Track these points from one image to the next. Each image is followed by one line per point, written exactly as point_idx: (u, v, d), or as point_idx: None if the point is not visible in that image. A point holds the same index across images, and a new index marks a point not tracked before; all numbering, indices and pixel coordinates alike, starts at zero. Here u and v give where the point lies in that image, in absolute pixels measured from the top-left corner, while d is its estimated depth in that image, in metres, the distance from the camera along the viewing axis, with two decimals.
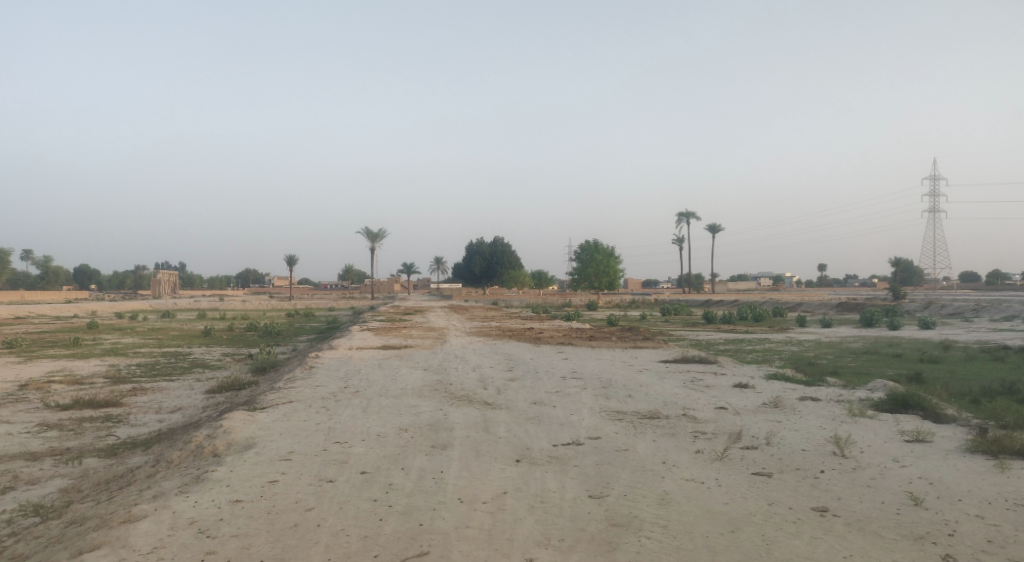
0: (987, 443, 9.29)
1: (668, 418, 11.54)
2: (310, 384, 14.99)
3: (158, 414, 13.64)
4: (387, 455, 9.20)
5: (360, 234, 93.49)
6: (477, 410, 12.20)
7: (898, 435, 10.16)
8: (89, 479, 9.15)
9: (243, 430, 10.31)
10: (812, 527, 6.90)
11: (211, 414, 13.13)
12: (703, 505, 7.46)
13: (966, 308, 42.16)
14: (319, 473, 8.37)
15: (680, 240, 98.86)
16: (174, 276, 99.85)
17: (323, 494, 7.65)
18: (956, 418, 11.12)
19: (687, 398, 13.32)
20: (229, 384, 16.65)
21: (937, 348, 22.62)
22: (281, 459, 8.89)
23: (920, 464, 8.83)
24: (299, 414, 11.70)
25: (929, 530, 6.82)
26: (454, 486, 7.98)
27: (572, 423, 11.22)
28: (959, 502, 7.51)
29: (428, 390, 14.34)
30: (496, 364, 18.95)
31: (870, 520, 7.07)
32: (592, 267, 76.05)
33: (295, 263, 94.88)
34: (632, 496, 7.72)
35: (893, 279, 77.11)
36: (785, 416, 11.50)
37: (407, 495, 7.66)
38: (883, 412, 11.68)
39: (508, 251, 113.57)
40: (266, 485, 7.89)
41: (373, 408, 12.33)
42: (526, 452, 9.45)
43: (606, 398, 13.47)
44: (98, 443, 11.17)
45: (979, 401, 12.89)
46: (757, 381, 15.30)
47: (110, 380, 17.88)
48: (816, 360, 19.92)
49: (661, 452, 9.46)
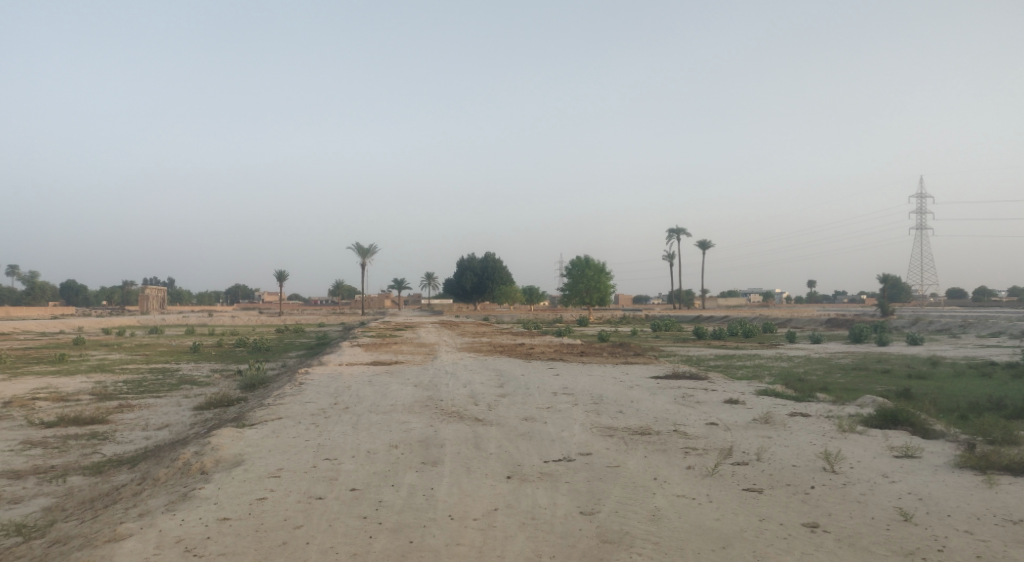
0: (975, 459, 9.34)
1: (659, 434, 11.53)
2: (300, 400, 14.88)
3: (145, 431, 13.53)
4: (378, 472, 9.14)
5: (356, 248, 88.12)
6: (468, 426, 12.18)
7: (887, 450, 10.20)
8: (73, 497, 9.03)
9: (232, 446, 10.24)
10: (803, 543, 6.90)
11: (198, 431, 13.04)
12: (695, 521, 7.46)
13: (954, 325, 42.42)
14: (308, 491, 8.31)
15: (671, 255, 99.48)
16: (163, 292, 99.26)
17: (312, 511, 7.59)
18: (943, 434, 11.18)
19: (678, 414, 13.33)
20: (217, 401, 16.51)
21: (925, 364, 22.69)
22: (269, 476, 8.81)
23: (909, 479, 8.87)
24: (288, 431, 11.63)
25: (919, 546, 6.85)
26: (445, 503, 7.95)
27: (563, 439, 11.18)
28: (948, 517, 7.54)
29: (418, 406, 14.30)
30: (486, 380, 18.84)
31: (861, 536, 7.08)
32: (584, 283, 76.16)
33: (283, 277, 94.78)
34: (623, 512, 7.72)
35: (882, 295, 78.16)
36: (776, 432, 11.54)
37: (397, 512, 7.61)
38: (872, 428, 11.73)
39: (500, 267, 113.72)
40: (254, 502, 7.83)
41: (363, 424, 12.27)
42: (517, 469, 9.42)
43: (597, 414, 13.43)
44: (83, 461, 11.05)
45: (966, 417, 12.89)
46: (747, 397, 15.26)
47: (96, 397, 17.65)
48: (805, 376, 19.91)
49: (653, 469, 9.45)
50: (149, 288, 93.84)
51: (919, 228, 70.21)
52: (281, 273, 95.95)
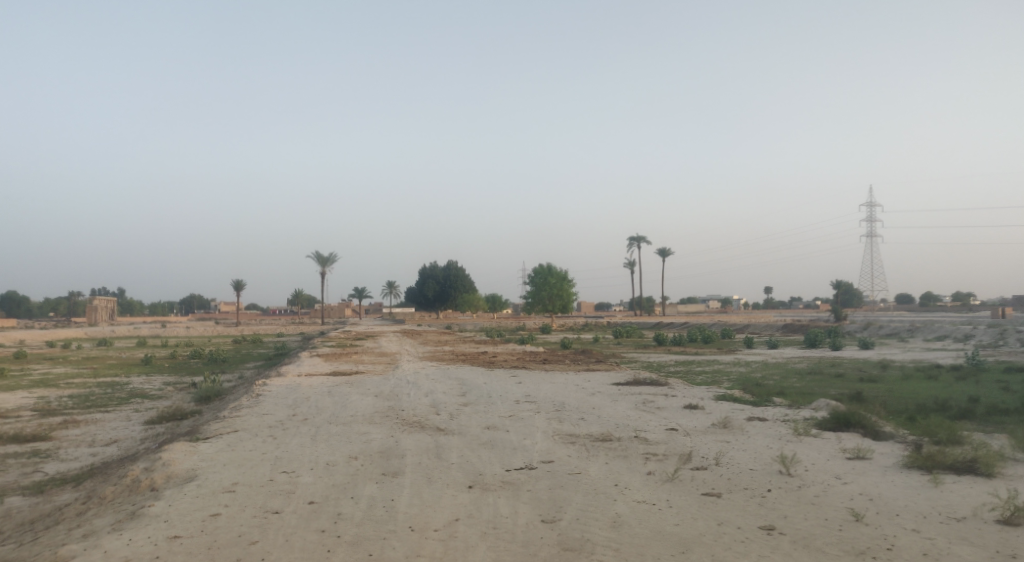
0: (923, 459, 9.62)
1: (620, 440, 11.60)
2: (256, 412, 14.56)
3: (91, 447, 13.06)
4: (337, 484, 8.99)
5: (316, 258, 86.93)
6: (429, 436, 12.07)
7: (841, 452, 10.43)
8: (12, 519, 8.65)
9: (184, 461, 9.95)
10: (759, 546, 7.00)
11: (149, 446, 12.64)
12: (654, 526, 7.51)
13: (902, 329, 43.66)
14: (264, 505, 8.12)
15: (632, 263, 100.89)
16: (113, 304, 96.23)
17: (268, 526, 7.42)
18: (893, 435, 11.49)
19: (639, 420, 13.42)
20: (170, 414, 16.04)
21: (876, 367, 23.37)
22: (223, 491, 8.58)
23: (861, 480, 9.09)
24: (244, 444, 11.36)
25: (870, 545, 7.01)
26: (405, 515, 7.84)
27: (525, 447, 11.17)
28: (898, 516, 7.75)
29: (379, 416, 14.12)
30: (448, 389, 18.71)
31: (815, 537, 7.21)
32: (547, 290, 76.47)
33: (241, 287, 92.96)
34: (584, 519, 7.73)
35: (835, 301, 80.28)
36: (735, 436, 11.70)
37: (356, 525, 7.49)
38: (826, 431, 12.00)
39: (463, 275, 113.39)
40: (207, 519, 7.62)
41: (322, 436, 12.06)
42: (478, 478, 9.36)
43: (559, 421, 13.46)
44: (24, 481, 10.60)
45: (915, 418, 13.29)
46: (706, 402, 15.47)
47: (39, 413, 16.97)
48: (763, 380, 20.28)
49: (613, 475, 9.49)
50: (97, 299, 91.00)
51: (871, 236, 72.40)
52: (238, 282, 94.10)
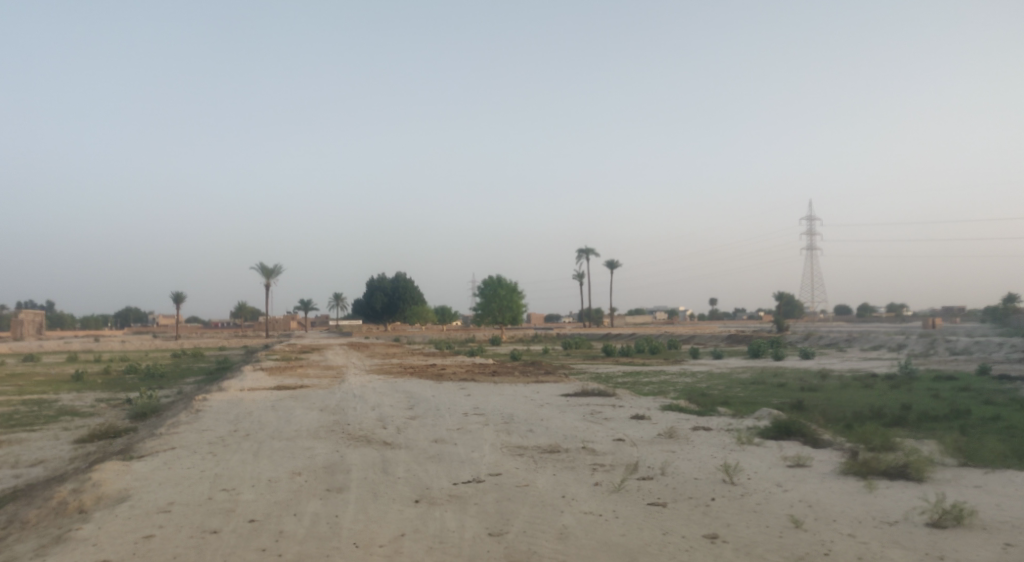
0: (858, 466, 9.96)
1: (568, 451, 11.65)
2: (195, 429, 14.07)
3: (15, 469, 12.38)
4: (279, 501, 8.75)
5: (260, 269, 85.04)
6: (376, 450, 11.89)
7: (781, 460, 10.72)
8: None
9: (116, 481, 9.54)
10: (703, 554, 7.12)
11: (79, 466, 12.07)
12: (601, 537, 7.56)
13: (840, 339, 45.32)
14: (202, 525, 7.85)
15: (581, 275, 102.02)
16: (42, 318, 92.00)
17: (205, 547, 7.16)
18: (831, 443, 11.87)
19: (586, 431, 13.53)
20: (102, 433, 15.36)
21: (815, 377, 24.13)
22: (158, 512, 8.25)
23: (801, 487, 9.35)
24: (182, 461, 10.96)
25: (808, 550, 7.21)
26: (350, 531, 7.68)
27: (473, 460, 11.11)
28: (834, 522, 8.00)
29: (324, 431, 13.84)
30: (396, 402, 18.47)
31: (756, 544, 7.37)
32: (497, 302, 76.51)
33: (181, 299, 90.23)
34: (531, 532, 7.72)
35: (777, 313, 82.86)
36: (679, 446, 11.90)
37: (298, 543, 7.31)
38: (768, 439, 12.32)
39: (412, 286, 112.50)
40: (139, 541, 7.30)
41: (265, 452, 11.74)
42: (425, 492, 9.26)
43: (508, 433, 13.43)
44: None
45: (852, 426, 13.76)
46: (653, 412, 15.69)
47: None
48: (708, 390, 20.71)
49: (561, 487, 9.52)
50: (25, 313, 86.86)
51: (810, 249, 75.03)
52: (178, 294, 91.28)
